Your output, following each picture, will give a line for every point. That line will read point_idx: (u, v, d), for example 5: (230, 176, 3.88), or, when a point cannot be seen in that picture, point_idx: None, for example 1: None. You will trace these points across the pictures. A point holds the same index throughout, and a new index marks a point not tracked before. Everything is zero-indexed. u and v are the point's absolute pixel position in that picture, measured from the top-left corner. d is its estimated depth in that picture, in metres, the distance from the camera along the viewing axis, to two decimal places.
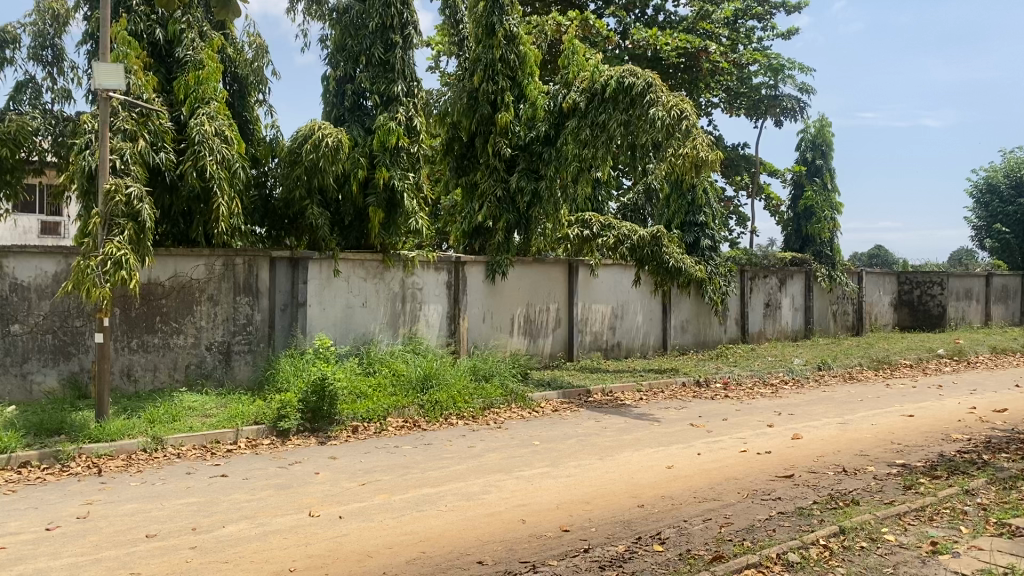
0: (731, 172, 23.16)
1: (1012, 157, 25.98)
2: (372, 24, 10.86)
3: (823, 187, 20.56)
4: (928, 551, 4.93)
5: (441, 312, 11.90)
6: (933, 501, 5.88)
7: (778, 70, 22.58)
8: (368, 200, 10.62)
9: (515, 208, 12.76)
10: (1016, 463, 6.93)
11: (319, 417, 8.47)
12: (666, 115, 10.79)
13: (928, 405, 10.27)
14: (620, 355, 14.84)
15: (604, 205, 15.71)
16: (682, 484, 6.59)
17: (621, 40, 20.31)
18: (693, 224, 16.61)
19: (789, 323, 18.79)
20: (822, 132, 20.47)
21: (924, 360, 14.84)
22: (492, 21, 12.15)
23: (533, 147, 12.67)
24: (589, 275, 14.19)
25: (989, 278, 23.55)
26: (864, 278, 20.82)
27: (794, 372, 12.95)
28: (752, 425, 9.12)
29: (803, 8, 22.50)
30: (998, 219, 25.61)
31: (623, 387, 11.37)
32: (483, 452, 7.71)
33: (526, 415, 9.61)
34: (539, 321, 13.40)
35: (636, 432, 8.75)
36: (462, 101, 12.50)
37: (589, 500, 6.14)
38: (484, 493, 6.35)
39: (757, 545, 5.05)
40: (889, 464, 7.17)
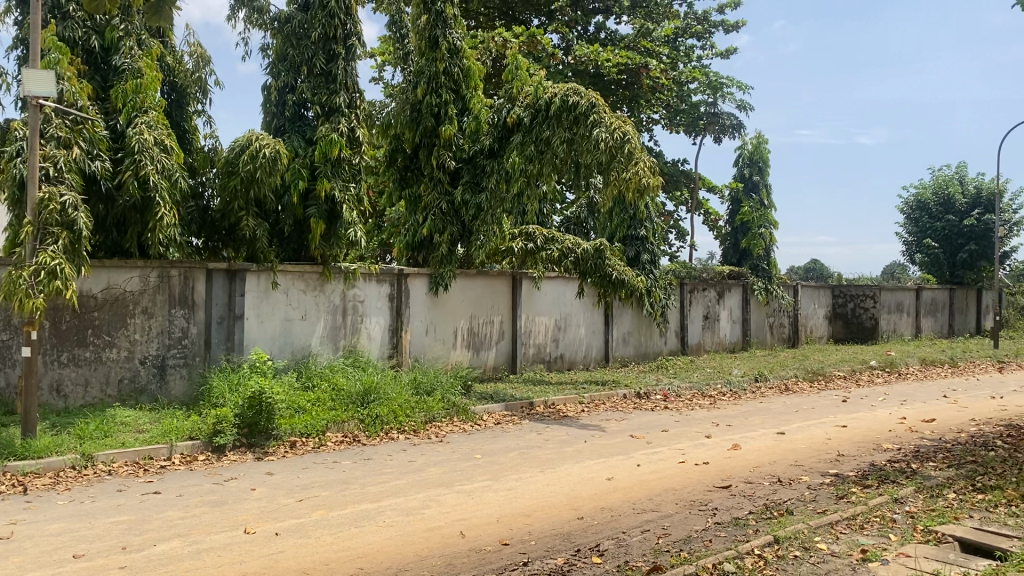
0: (670, 187, 23.54)
1: (940, 175, 26.89)
2: (315, 34, 10.80)
3: (760, 203, 21.00)
4: (859, 559, 5.04)
5: (384, 325, 11.82)
6: (863, 510, 6.02)
7: (717, 88, 23.06)
8: (308, 211, 10.50)
9: (459, 221, 12.86)
10: (943, 471, 7.14)
11: (256, 433, 8.34)
12: (609, 137, 10.96)
13: (860, 416, 10.52)
14: (563, 367, 14.90)
15: (547, 218, 15.87)
16: (622, 496, 6.63)
17: (564, 56, 20.53)
18: (635, 239, 16.88)
19: (728, 335, 19.10)
20: (759, 149, 20.94)
21: (857, 371, 15.21)
22: (436, 34, 12.23)
23: (477, 160, 12.73)
24: (533, 287, 14.26)
25: (920, 292, 24.26)
26: (800, 291, 21.24)
27: (732, 384, 13.16)
28: (691, 437, 9.24)
29: (741, 27, 23.04)
30: (927, 235, 26.42)
31: (565, 400, 11.40)
32: (423, 466, 7.66)
33: (468, 428, 9.58)
34: (482, 333, 13.38)
35: (577, 444, 8.79)
36: (405, 113, 12.51)
37: (529, 513, 6.15)
38: (423, 507, 6.30)
39: (694, 556, 5.10)
40: (822, 474, 7.33)
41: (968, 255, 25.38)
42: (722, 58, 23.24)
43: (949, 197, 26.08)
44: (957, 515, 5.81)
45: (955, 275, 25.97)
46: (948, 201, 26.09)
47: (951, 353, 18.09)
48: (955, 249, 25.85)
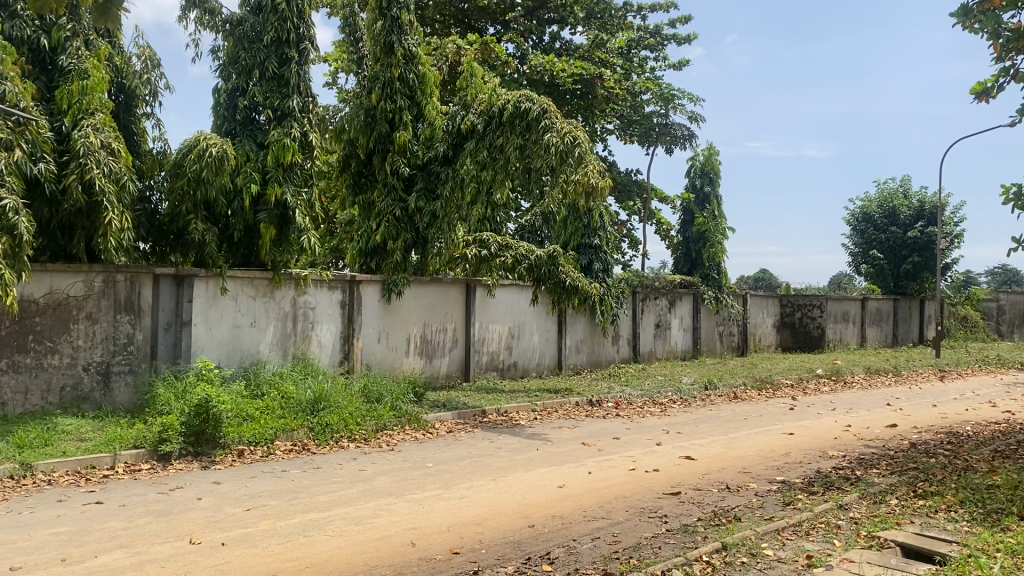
0: (624, 197, 23.73)
1: (886, 188, 27.57)
2: (267, 37, 10.68)
3: (712, 213, 21.22)
4: (804, 565, 5.12)
5: (335, 332, 11.71)
6: (809, 517, 6.12)
7: (669, 100, 23.35)
8: (259, 216, 10.38)
9: (413, 227, 12.81)
10: (885, 478, 7.30)
11: (203, 441, 8.19)
12: (560, 142, 11.05)
13: (807, 423, 10.70)
14: (516, 375, 14.90)
15: (502, 225, 15.90)
16: (573, 504, 6.65)
17: (519, 64, 20.62)
18: (588, 247, 17.02)
19: (678, 343, 19.30)
20: (710, 160, 21.21)
21: (804, 380, 15.46)
22: (391, 39, 12.19)
23: (431, 167, 12.67)
24: (486, 295, 14.26)
25: (865, 302, 24.77)
26: (749, 300, 21.52)
27: (683, 391, 13.29)
28: (642, 444, 9.30)
29: (693, 40, 23.39)
30: (873, 246, 27.01)
31: (518, 408, 11.41)
32: (374, 475, 7.60)
33: (419, 437, 9.53)
34: (435, 341, 13.32)
35: (529, 452, 8.80)
36: (359, 118, 12.43)
37: (481, 521, 6.13)
38: (373, 517, 6.24)
39: (643, 563, 5.14)
40: (769, 481, 7.44)
41: (912, 266, 26.04)
42: (675, 70, 23.54)
43: (894, 210, 26.76)
44: (898, 521, 5.94)
45: (899, 286, 26.60)
46: (893, 213, 26.75)
47: (894, 362, 18.53)
48: (899, 260, 26.50)
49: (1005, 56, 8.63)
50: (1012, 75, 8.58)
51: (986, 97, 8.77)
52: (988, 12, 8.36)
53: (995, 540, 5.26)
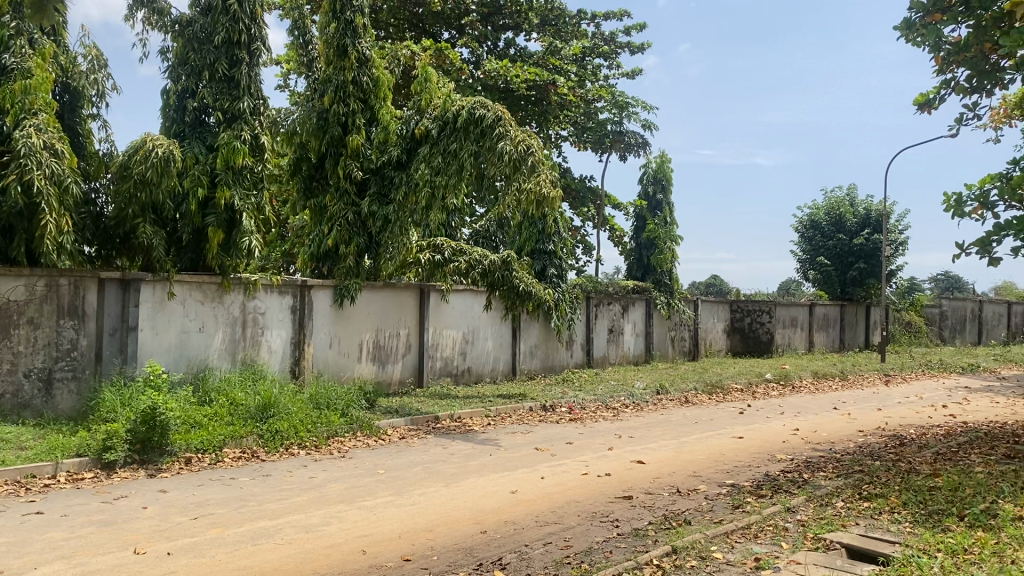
0: (577, 204, 23.87)
1: (833, 196, 28.14)
2: (218, 38, 10.55)
3: (664, 220, 21.48)
4: (753, 567, 5.18)
5: (285, 338, 11.57)
6: (758, 519, 6.20)
7: (622, 108, 23.55)
8: (207, 219, 10.25)
9: (365, 232, 12.69)
10: (832, 481, 7.43)
11: (148, 449, 8.04)
12: (514, 150, 11.11)
13: (756, 427, 10.85)
14: (470, 380, 14.87)
15: (456, 230, 15.89)
16: (525, 509, 6.65)
17: (473, 70, 20.64)
18: (543, 252, 17.07)
19: (631, 348, 19.43)
20: (663, 168, 21.44)
21: (753, 384, 15.68)
22: (345, 43, 12.11)
23: (385, 171, 12.61)
24: (440, 300, 14.23)
25: (813, 307, 25.21)
26: (700, 305, 21.76)
27: (635, 396, 13.40)
28: (594, 449, 9.34)
29: (647, 49, 23.63)
30: (820, 253, 27.54)
31: (471, 413, 11.39)
32: (325, 482, 7.51)
33: (371, 443, 9.45)
34: (387, 347, 13.23)
35: (482, 458, 8.78)
36: (311, 122, 12.26)
37: (432, 528, 6.09)
38: (324, 524, 6.17)
39: (594, 567, 5.16)
40: (719, 485, 7.52)
41: (858, 272, 26.50)
42: (628, 78, 23.76)
43: (841, 217, 27.31)
44: (844, 523, 6.05)
45: (845, 292, 27.07)
46: (839, 220, 27.30)
47: (841, 367, 18.90)
48: (845, 267, 27.06)
49: (946, 69, 8.88)
50: (953, 87, 8.85)
51: (929, 108, 9.02)
52: (929, 26, 8.65)
53: (936, 540, 5.38)
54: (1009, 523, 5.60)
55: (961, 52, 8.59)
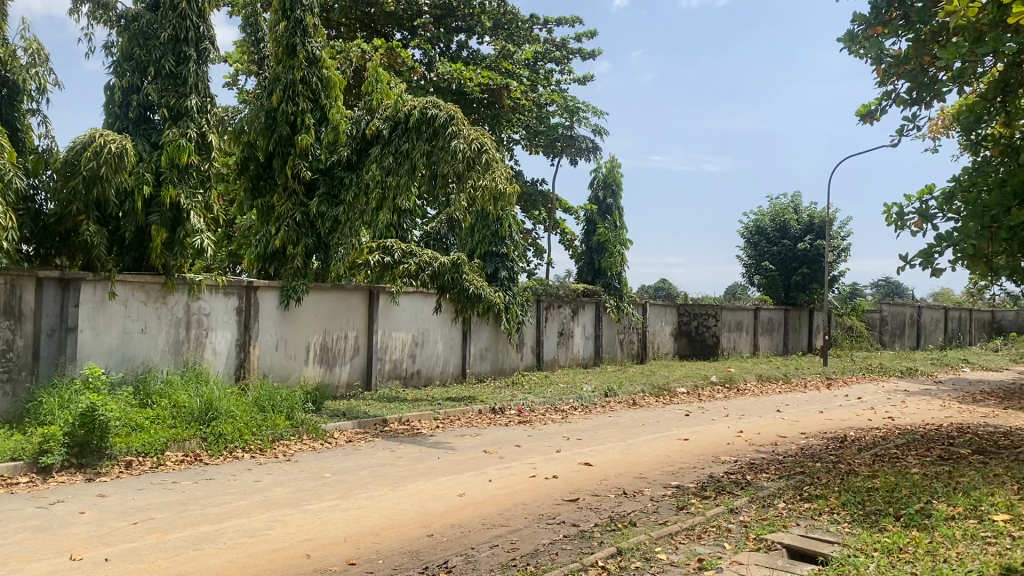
0: (529, 207, 23.95)
1: (777, 203, 28.60)
2: (165, 34, 10.37)
3: (613, 224, 21.70)
4: (695, 567, 5.25)
5: (230, 340, 11.39)
6: (701, 521, 6.30)
7: (573, 112, 23.70)
8: (151, 218, 10.05)
9: (314, 233, 12.57)
10: (774, 482, 7.57)
11: (87, 452, 7.87)
12: (467, 148, 11.19)
13: (701, 430, 10.99)
14: (419, 383, 14.80)
15: (408, 232, 15.86)
16: (472, 512, 6.66)
17: (426, 72, 20.60)
18: (495, 255, 17.09)
19: (581, 351, 19.55)
20: (613, 173, 21.64)
21: (700, 387, 15.90)
22: (294, 42, 11.97)
23: (334, 171, 12.51)
24: (390, 302, 14.16)
25: (757, 311, 25.62)
26: (648, 309, 21.97)
27: (584, 399, 13.48)
28: (542, 451, 9.37)
29: (598, 55, 23.84)
30: (765, 258, 28.02)
31: (420, 416, 11.34)
32: (269, 486, 7.41)
33: (317, 446, 9.36)
34: (335, 349, 13.11)
35: (429, 461, 8.76)
36: (259, 120, 12.14)
37: (377, 532, 6.06)
38: (267, 528, 6.10)
39: (540, 569, 5.19)
40: (664, 486, 7.61)
41: (802, 277, 27.06)
42: (579, 84, 23.93)
43: (785, 223, 27.83)
44: (785, 524, 6.17)
45: (790, 296, 27.59)
46: (784, 226, 27.82)
47: (785, 370, 19.27)
48: (790, 272, 27.57)
49: (887, 81, 9.12)
50: (893, 99, 9.10)
51: (870, 119, 9.25)
52: (871, 39, 8.97)
53: (873, 540, 5.52)
54: (942, 522, 5.76)
55: (902, 64, 8.83)
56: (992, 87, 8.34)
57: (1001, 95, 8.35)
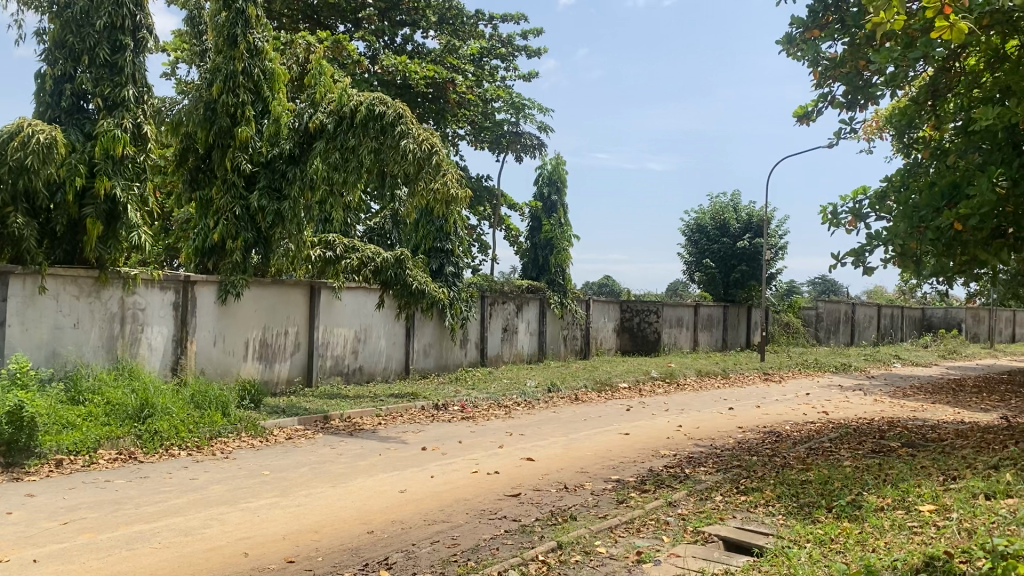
0: (474, 203, 23.97)
1: (717, 202, 29.07)
2: (100, 22, 10.09)
3: (558, 221, 21.87)
4: (634, 560, 5.32)
5: (166, 335, 11.14)
6: (640, 514, 6.39)
7: (519, 109, 23.74)
8: (84, 210, 9.84)
9: (254, 227, 12.34)
10: (711, 475, 7.72)
11: (15, 451, 7.60)
12: (417, 149, 11.14)
13: (642, 424, 11.14)
14: (362, 379, 14.70)
15: (351, 228, 15.84)
16: (413, 508, 6.63)
17: (370, 64, 20.39)
18: (440, 251, 17.03)
19: (524, 347, 19.61)
20: (557, 170, 21.83)
21: (641, 382, 16.10)
22: (235, 33, 11.77)
23: (275, 165, 12.32)
24: (331, 297, 14.02)
25: (698, 308, 26.00)
26: (592, 305, 22.13)
27: (527, 394, 13.54)
28: (485, 447, 9.40)
29: (543, 53, 23.91)
30: (706, 255, 28.45)
31: (362, 413, 11.25)
32: (206, 484, 7.28)
33: (256, 444, 9.23)
34: (274, 345, 12.93)
35: (371, 457, 8.70)
36: (198, 112, 11.88)
37: (317, 529, 6.00)
38: (204, 527, 6.00)
39: (481, 565, 5.20)
40: (605, 481, 7.69)
41: (740, 275, 27.61)
42: (525, 81, 23.98)
43: (724, 222, 28.28)
44: (722, 517, 6.28)
45: (728, 293, 28.08)
46: (723, 225, 28.26)
47: (723, 365, 19.62)
48: (729, 270, 28.06)
49: (824, 84, 9.36)
50: (829, 101, 9.32)
51: (807, 121, 9.46)
52: (809, 41, 9.23)
53: (805, 531, 5.66)
54: (872, 513, 5.94)
55: (838, 67, 9.06)
56: (922, 91, 8.53)
57: (931, 99, 8.55)
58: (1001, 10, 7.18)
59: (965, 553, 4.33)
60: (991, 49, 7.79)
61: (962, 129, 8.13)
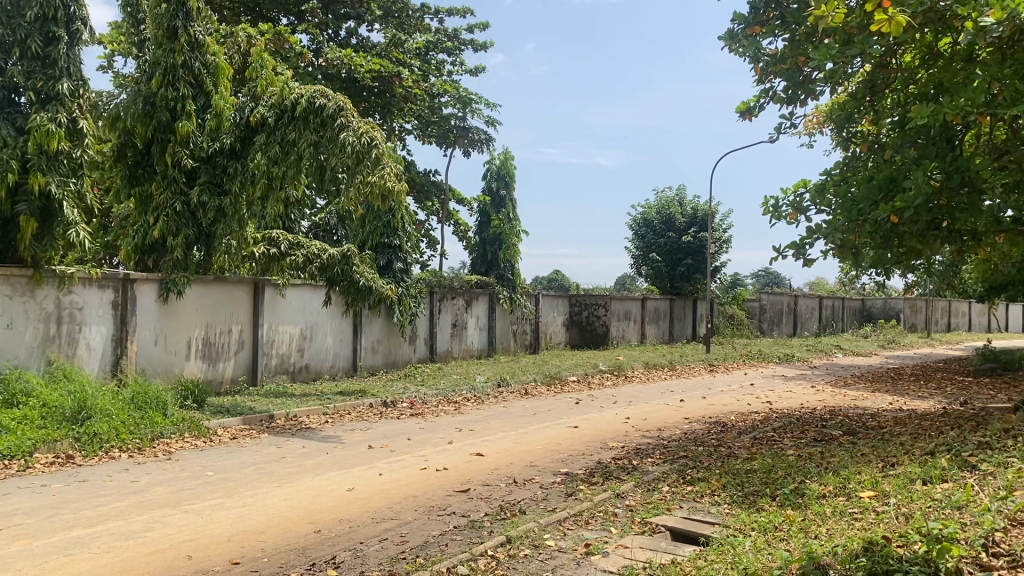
0: (421, 198, 23.86)
1: (663, 196, 29.35)
2: (30, 13, 9.76)
3: (506, 216, 21.92)
4: (583, 553, 5.36)
5: (106, 335, 10.87)
6: (589, 506, 6.44)
7: (466, 103, 23.67)
8: (18, 207, 9.57)
9: (195, 223, 12.14)
10: (659, 466, 7.80)
11: None
12: (357, 142, 10.93)
13: (590, 417, 11.22)
14: (308, 378, 14.54)
15: (295, 224, 15.70)
16: (362, 506, 6.58)
17: (314, 58, 20.14)
18: (387, 247, 16.98)
19: (474, 342, 19.58)
20: (505, 165, 21.86)
21: (590, 375, 16.21)
22: (175, 25, 11.51)
23: (216, 160, 12.13)
24: (276, 295, 13.83)
25: (645, 301, 26.25)
26: (541, 299, 22.17)
27: (477, 389, 13.54)
28: (434, 443, 9.36)
29: (490, 47, 23.88)
30: (652, 249, 28.72)
31: (309, 411, 11.13)
32: (148, 486, 7.13)
33: (200, 444, 9.07)
34: (218, 344, 12.72)
35: (318, 456, 8.60)
36: (137, 106, 11.57)
37: (263, 529, 5.92)
38: (146, 530, 5.87)
39: (429, 561, 5.18)
40: (554, 474, 7.72)
41: (686, 268, 27.96)
42: (471, 75, 23.92)
43: (670, 216, 28.58)
44: (669, 507, 6.36)
45: (675, 286, 28.42)
46: (669, 219, 28.58)
47: (671, 357, 19.83)
48: (675, 263, 28.40)
49: (765, 79, 9.50)
50: (771, 96, 9.48)
51: (750, 116, 9.60)
52: (751, 38, 9.38)
53: (750, 519, 5.75)
54: (815, 500, 6.06)
55: (778, 63, 9.20)
56: (861, 87, 8.73)
57: (869, 95, 8.75)
58: (933, 7, 7.29)
59: (901, 537, 4.43)
60: (925, 46, 7.98)
61: (897, 124, 8.33)
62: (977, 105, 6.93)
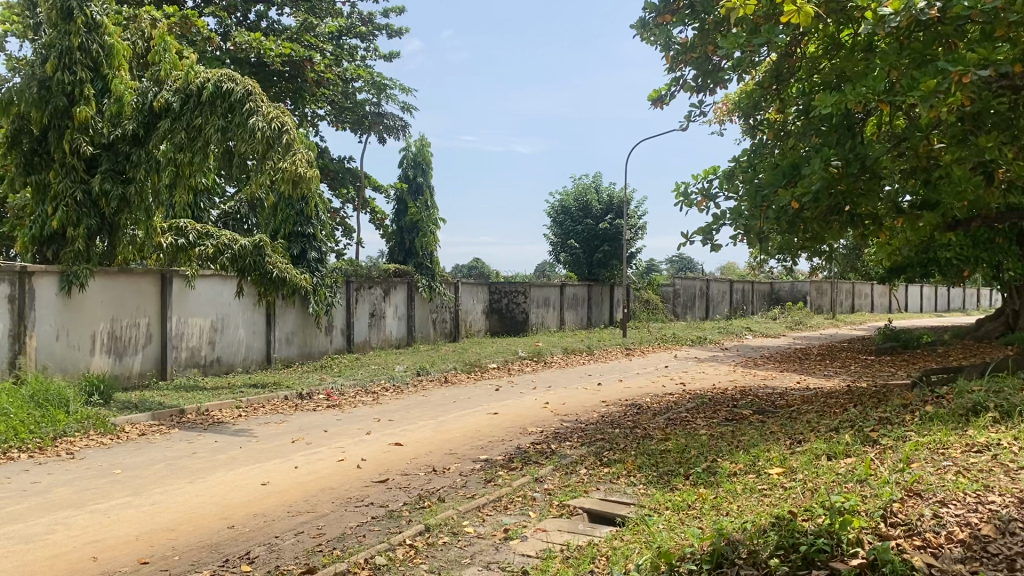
0: (336, 184, 23.49)
1: (580, 183, 29.68)
2: None
3: (423, 204, 21.87)
4: (501, 538, 5.38)
5: (3, 330, 10.36)
6: (508, 491, 6.47)
7: (380, 88, 23.39)
8: None
9: (98, 213, 11.66)
10: (576, 450, 7.89)
11: None
12: (266, 127, 10.75)
13: (509, 403, 11.27)
14: (220, 371, 14.20)
15: (203, 212, 15.27)
16: (277, 500, 6.46)
17: (222, 41, 19.59)
18: (301, 235, 16.66)
19: (392, 331, 19.42)
20: (422, 152, 21.75)
21: (509, 362, 16.29)
22: (70, 5, 11.08)
23: (118, 147, 11.67)
24: (184, 286, 13.44)
25: (563, 288, 26.48)
26: (459, 288, 22.12)
27: (395, 378, 13.45)
28: (351, 434, 9.26)
29: (404, 33, 23.65)
30: (570, 237, 28.94)
31: (221, 405, 10.86)
32: (49, 487, 6.84)
33: (106, 441, 8.75)
34: (124, 338, 12.31)
35: (231, 451, 8.40)
36: (30, 90, 11.07)
37: (174, 527, 5.76)
38: (47, 532, 5.64)
39: (346, 553, 5.12)
40: (472, 461, 7.73)
41: (602, 254, 28.26)
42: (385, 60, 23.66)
43: (587, 203, 28.93)
44: (586, 489, 6.45)
45: (592, 273, 28.71)
46: (586, 206, 28.93)
47: (588, 342, 20.07)
48: (592, 250, 28.69)
49: (676, 68, 9.66)
50: (681, 84, 9.65)
51: (661, 104, 9.75)
52: (661, 27, 9.54)
53: (664, 499, 5.87)
54: (725, 478, 6.22)
55: (689, 51, 9.39)
56: (767, 76, 9.01)
57: (775, 83, 9.02)
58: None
59: (807, 511, 4.57)
60: (826, 35, 8.23)
61: (802, 112, 8.59)
62: (878, 93, 7.16)
